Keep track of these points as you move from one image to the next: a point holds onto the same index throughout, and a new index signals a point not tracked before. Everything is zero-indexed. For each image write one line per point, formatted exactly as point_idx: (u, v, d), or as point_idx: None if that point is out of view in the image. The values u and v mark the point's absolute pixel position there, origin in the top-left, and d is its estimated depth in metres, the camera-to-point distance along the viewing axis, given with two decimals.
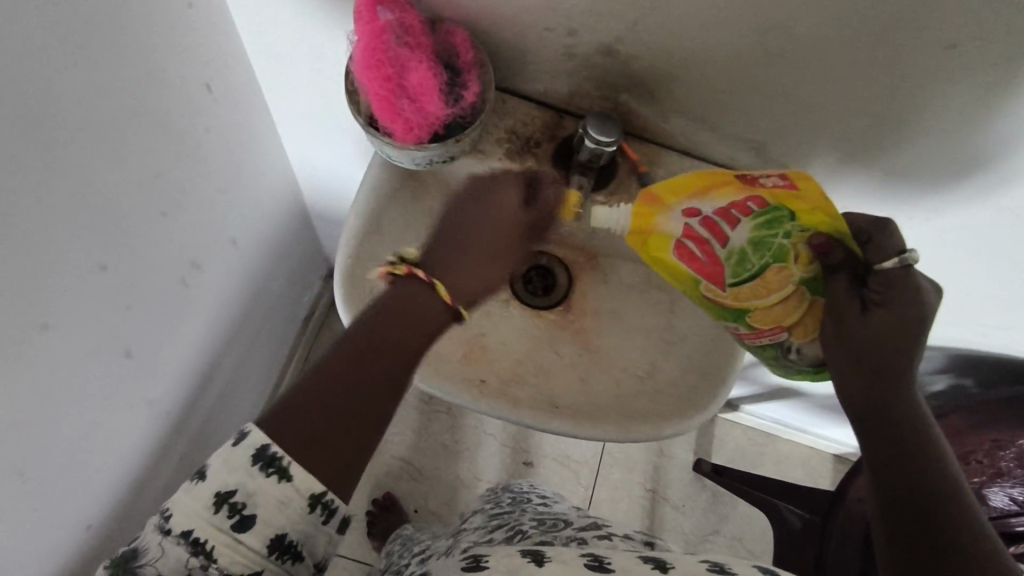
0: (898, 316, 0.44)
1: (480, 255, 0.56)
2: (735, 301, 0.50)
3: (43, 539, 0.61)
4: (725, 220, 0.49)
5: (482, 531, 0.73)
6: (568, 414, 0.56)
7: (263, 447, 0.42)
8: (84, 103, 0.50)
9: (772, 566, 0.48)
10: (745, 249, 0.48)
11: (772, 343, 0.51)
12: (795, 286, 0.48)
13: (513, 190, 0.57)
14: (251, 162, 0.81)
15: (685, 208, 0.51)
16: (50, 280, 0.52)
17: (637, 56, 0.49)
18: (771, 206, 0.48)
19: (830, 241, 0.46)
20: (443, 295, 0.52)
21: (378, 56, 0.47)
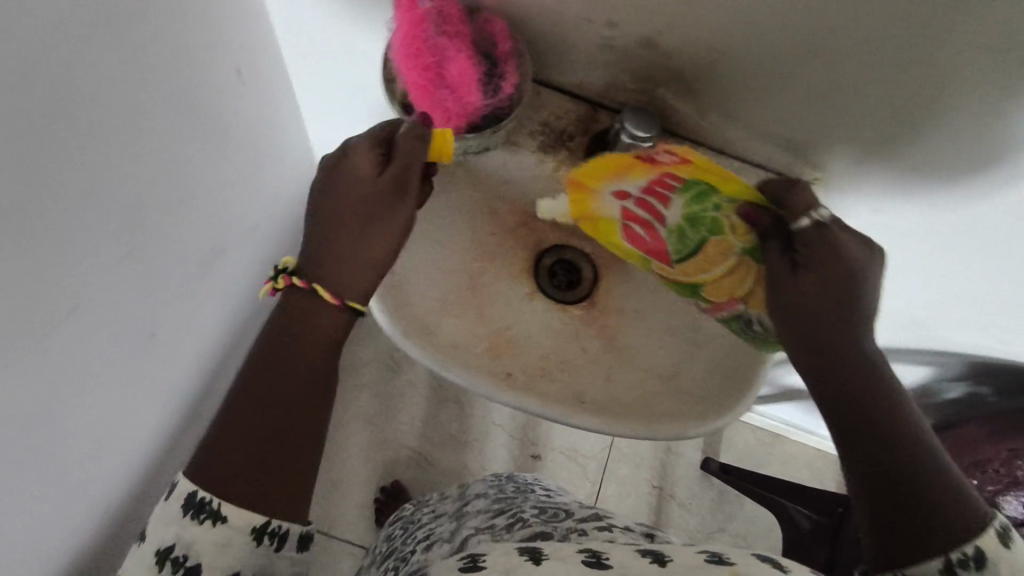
0: (825, 278, 0.47)
1: (357, 241, 0.52)
2: (685, 275, 0.52)
3: (66, 517, 0.62)
4: (654, 198, 0.50)
5: (484, 516, 0.73)
6: (593, 410, 0.56)
7: (189, 494, 0.47)
8: (116, 85, 0.50)
9: (774, 558, 0.45)
10: (683, 227, 0.50)
11: (734, 314, 0.53)
12: (739, 257, 0.50)
13: (363, 156, 0.51)
14: (272, 145, 0.80)
15: (614, 191, 0.51)
16: (80, 263, 0.52)
17: (677, 50, 0.49)
18: (689, 180, 0.49)
19: (757, 208, 0.48)
20: (326, 298, 0.51)
21: (418, 45, 0.47)
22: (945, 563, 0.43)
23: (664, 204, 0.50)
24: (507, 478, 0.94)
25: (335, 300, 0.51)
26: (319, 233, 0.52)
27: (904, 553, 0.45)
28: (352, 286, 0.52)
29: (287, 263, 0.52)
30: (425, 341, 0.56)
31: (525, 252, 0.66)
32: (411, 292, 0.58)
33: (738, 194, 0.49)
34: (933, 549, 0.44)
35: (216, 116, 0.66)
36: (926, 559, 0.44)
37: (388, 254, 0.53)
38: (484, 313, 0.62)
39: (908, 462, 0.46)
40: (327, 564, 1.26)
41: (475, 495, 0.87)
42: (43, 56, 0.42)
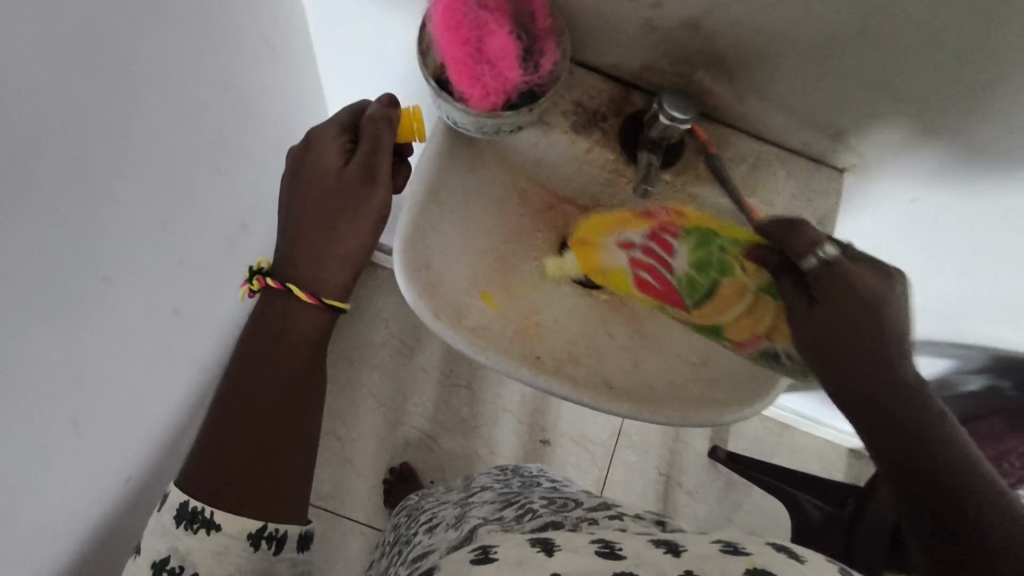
0: (843, 313, 0.46)
1: (327, 232, 0.55)
2: (704, 316, 0.53)
3: (90, 489, 0.62)
4: (660, 245, 0.51)
5: (491, 507, 0.72)
6: (625, 396, 0.56)
7: (183, 506, 0.52)
8: (146, 60, 0.49)
9: (784, 544, 0.45)
10: (692, 273, 0.50)
11: (762, 350, 0.52)
12: (754, 294, 0.49)
13: (329, 147, 0.54)
14: (292, 122, 0.79)
15: (621, 244, 0.55)
16: (110, 237, 0.51)
17: (722, 32, 0.47)
18: (689, 229, 0.49)
19: (763, 248, 0.47)
20: (300, 296, 0.54)
21: (459, 17, 0.45)
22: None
23: (671, 252, 0.50)
24: (512, 472, 0.94)
25: (309, 298, 0.54)
26: (292, 234, 0.55)
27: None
28: (326, 277, 0.55)
29: (260, 265, 0.55)
30: (455, 323, 0.55)
31: (553, 234, 0.65)
32: (440, 272, 0.57)
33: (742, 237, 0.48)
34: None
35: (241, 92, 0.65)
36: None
37: (360, 248, 0.55)
38: (510, 296, 0.61)
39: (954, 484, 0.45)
40: (335, 543, 1.27)
41: (478, 488, 0.87)
42: (80, 24, 0.41)
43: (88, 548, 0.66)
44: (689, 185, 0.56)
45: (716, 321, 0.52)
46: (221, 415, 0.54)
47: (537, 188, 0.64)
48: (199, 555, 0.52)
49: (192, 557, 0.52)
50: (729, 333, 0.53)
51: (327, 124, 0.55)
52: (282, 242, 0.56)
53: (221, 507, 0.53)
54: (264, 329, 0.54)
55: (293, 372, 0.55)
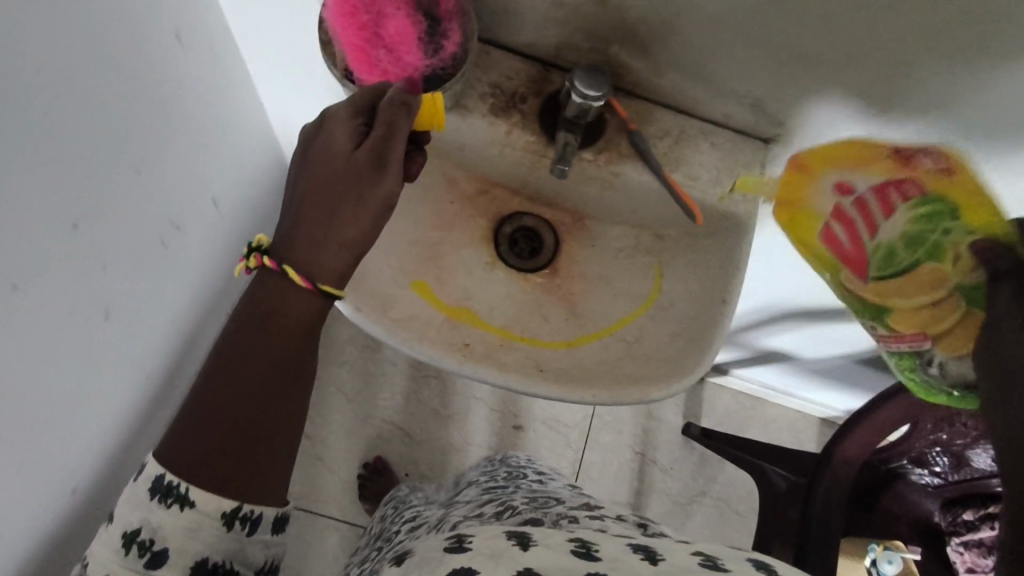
0: None
1: (334, 216, 0.50)
2: (878, 298, 0.44)
3: (29, 499, 0.61)
4: (878, 202, 0.44)
5: (472, 505, 0.72)
6: (553, 378, 0.54)
7: (159, 478, 0.49)
8: (39, 59, 0.48)
9: (763, 562, 0.46)
10: (897, 245, 0.43)
11: (911, 350, 0.45)
12: (950, 290, 0.42)
13: (341, 126, 0.49)
14: (222, 117, 0.78)
15: (834, 182, 0.47)
16: (17, 244, 0.50)
17: (625, 3, 0.47)
18: (929, 196, 0.42)
19: (996, 242, 0.41)
20: (295, 279, 0.49)
21: (354, 2, 0.45)
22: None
23: (886, 214, 0.44)
24: (500, 463, 0.94)
25: (303, 281, 0.49)
26: (295, 213, 0.51)
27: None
28: (325, 265, 0.50)
29: (258, 242, 0.50)
30: (379, 313, 0.54)
31: (486, 221, 0.64)
32: (366, 265, 0.57)
33: (978, 226, 0.42)
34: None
35: (155, 87, 0.63)
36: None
37: (361, 237, 0.50)
38: (443, 283, 0.60)
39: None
40: (312, 539, 1.26)
41: (467, 485, 0.86)
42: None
43: (35, 557, 0.65)
44: (613, 163, 0.56)
45: (886, 306, 0.44)
46: None
47: (468, 173, 0.63)
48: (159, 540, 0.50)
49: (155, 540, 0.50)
50: (889, 325, 0.44)
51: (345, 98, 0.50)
52: (283, 221, 0.52)
53: (196, 482, 0.49)
54: (253, 308, 0.50)
55: (281, 357, 0.51)
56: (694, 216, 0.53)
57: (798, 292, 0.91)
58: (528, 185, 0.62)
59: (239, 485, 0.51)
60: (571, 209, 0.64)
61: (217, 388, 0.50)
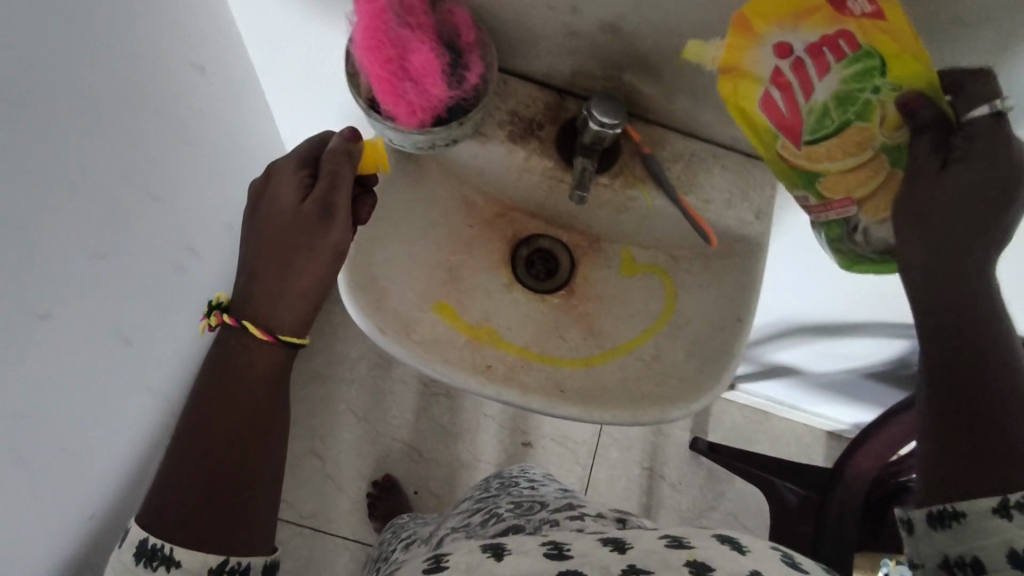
0: (977, 175, 0.38)
1: (285, 265, 0.51)
2: (809, 162, 0.43)
3: (52, 523, 0.62)
4: (814, 61, 0.41)
5: (464, 516, 0.73)
6: (575, 399, 0.56)
7: (141, 541, 0.46)
8: (72, 96, 0.50)
9: (728, 535, 0.47)
10: (830, 105, 0.41)
11: (838, 218, 0.44)
12: (876, 149, 0.41)
13: (287, 179, 0.52)
14: (240, 142, 0.80)
15: (772, 42, 0.42)
16: (46, 274, 0.52)
17: (641, 34, 0.48)
18: (863, 50, 0.39)
19: (923, 97, 0.38)
20: (256, 334, 0.50)
21: (379, 37, 0.46)
22: (998, 503, 0.39)
23: (821, 73, 0.41)
24: (495, 475, 0.94)
25: (263, 334, 0.50)
26: (250, 267, 0.52)
27: (960, 486, 0.40)
28: (280, 316, 0.51)
29: (218, 299, 0.51)
30: (405, 337, 0.55)
31: (503, 243, 0.66)
32: (389, 290, 0.57)
33: (909, 78, 0.39)
34: (992, 483, 0.39)
35: (176, 117, 0.65)
36: (978, 497, 0.40)
37: (317, 285, 0.52)
38: (463, 305, 0.61)
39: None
40: (321, 558, 1.26)
41: (464, 499, 0.87)
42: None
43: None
44: (628, 188, 0.57)
45: (816, 172, 0.43)
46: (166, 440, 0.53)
47: (485, 197, 0.65)
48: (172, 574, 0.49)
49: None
50: (819, 192, 0.43)
51: (289, 156, 0.54)
52: (239, 279, 0.52)
53: (181, 542, 0.47)
54: (219, 366, 0.50)
55: (255, 407, 0.50)
56: (710, 240, 0.54)
57: (807, 308, 0.92)
58: (545, 208, 0.63)
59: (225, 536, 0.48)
60: (584, 231, 0.65)
61: (199, 429, 0.49)
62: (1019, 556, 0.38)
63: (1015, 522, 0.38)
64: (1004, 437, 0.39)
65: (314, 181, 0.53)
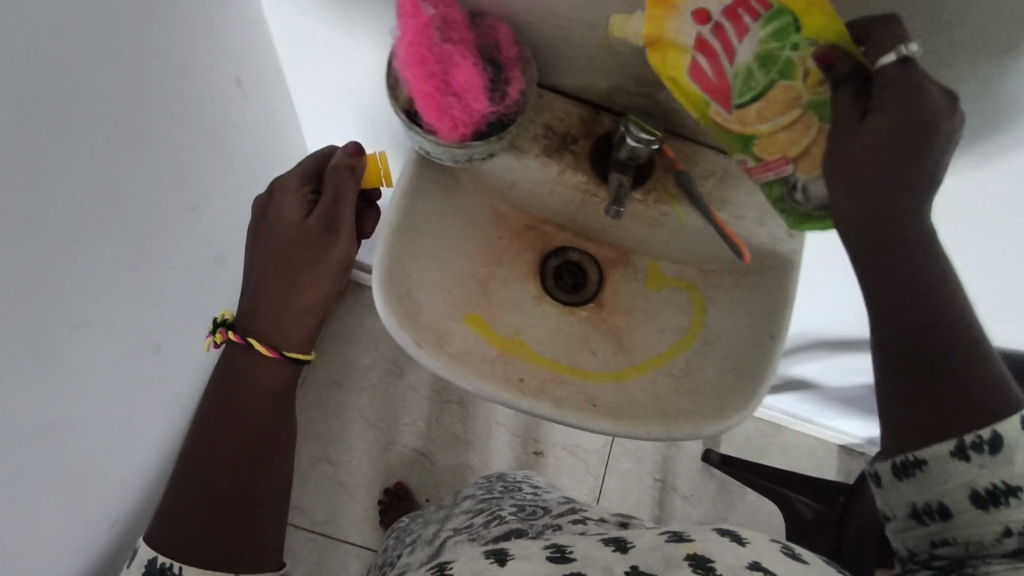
0: (890, 125, 0.37)
1: (291, 281, 0.53)
2: (742, 126, 0.43)
3: (77, 530, 0.62)
4: (732, 25, 0.41)
5: (466, 517, 0.73)
6: (607, 414, 0.56)
7: (149, 561, 0.48)
8: (117, 107, 0.51)
9: (729, 529, 0.45)
10: (753, 67, 0.41)
11: (778, 178, 0.45)
12: (803, 107, 0.41)
13: (290, 196, 0.54)
14: (270, 151, 0.80)
15: (692, 10, 0.42)
16: (85, 282, 0.52)
17: None
18: (775, 8, 0.40)
19: (837, 50, 0.39)
20: (262, 351, 0.52)
21: (423, 52, 0.46)
22: (955, 447, 0.40)
23: (740, 36, 0.41)
24: (497, 478, 0.94)
25: (269, 351, 0.52)
26: (254, 284, 0.54)
27: (920, 433, 0.41)
28: (286, 330, 0.53)
29: (224, 317, 0.53)
30: (439, 350, 0.55)
31: (532, 255, 0.66)
32: (421, 302, 0.57)
33: (824, 33, 0.39)
34: (947, 428, 0.40)
35: (213, 126, 0.65)
36: (936, 442, 0.40)
37: (321, 300, 0.54)
38: (494, 317, 0.62)
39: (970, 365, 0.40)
40: (332, 565, 1.26)
41: (463, 499, 0.86)
42: (29, 59, 0.41)
43: None
44: (662, 204, 0.57)
45: (749, 135, 0.43)
46: (185, 451, 0.52)
47: (513, 209, 0.65)
48: None
49: None
50: (755, 154, 0.44)
51: (292, 170, 0.55)
52: (244, 295, 0.54)
53: (190, 562, 0.48)
54: (224, 384, 0.52)
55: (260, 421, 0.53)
56: (741, 254, 0.53)
57: (827, 322, 0.92)
58: (575, 221, 0.63)
59: (232, 553, 0.49)
60: (613, 244, 0.65)
61: (208, 445, 0.51)
62: (980, 496, 0.40)
63: (973, 463, 0.39)
64: (959, 380, 0.40)
65: (316, 196, 0.55)
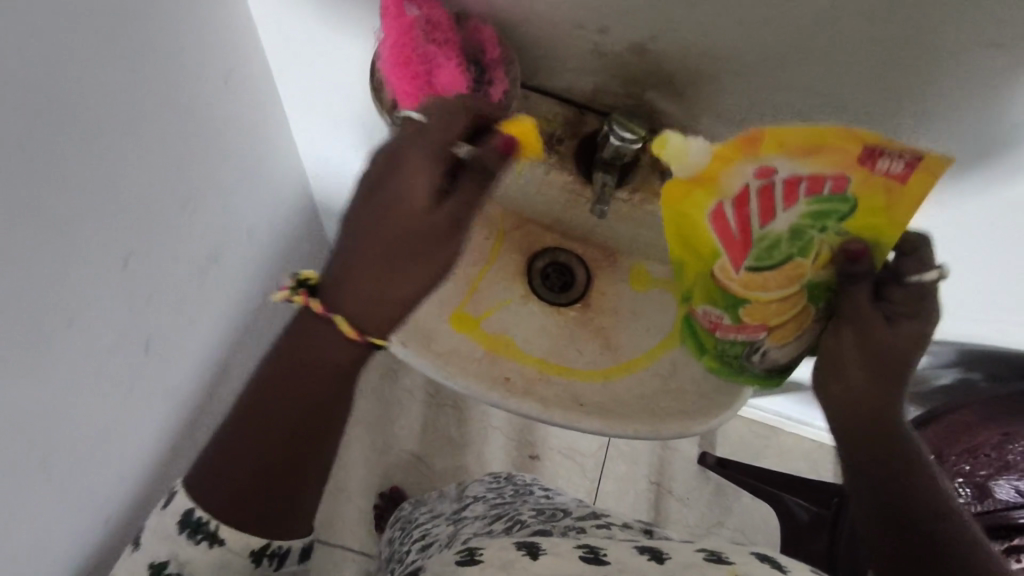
0: (914, 330, 0.44)
1: (399, 269, 0.45)
2: (744, 288, 0.47)
3: (67, 532, 0.62)
4: (787, 191, 0.43)
5: (483, 522, 0.70)
6: (594, 412, 0.56)
7: (187, 514, 0.49)
8: (105, 108, 0.51)
9: (767, 556, 0.47)
10: (781, 238, 0.44)
11: (747, 340, 0.50)
12: (805, 285, 0.46)
13: (424, 158, 0.44)
14: (260, 153, 0.80)
15: (756, 166, 0.43)
16: (75, 281, 0.52)
17: (667, 54, 0.49)
18: (845, 196, 0.42)
19: (866, 251, 0.43)
20: (345, 331, 0.46)
21: (407, 53, 0.48)
22: None
23: (787, 206, 0.43)
24: (507, 479, 0.92)
25: (354, 334, 0.46)
26: (361, 252, 0.45)
27: None
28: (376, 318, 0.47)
29: (310, 280, 0.47)
30: (425, 350, 0.56)
31: (519, 256, 0.66)
32: None
33: (861, 230, 0.43)
34: None
35: (203, 128, 0.66)
36: None
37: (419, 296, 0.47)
38: (483, 315, 0.62)
39: (953, 535, 0.42)
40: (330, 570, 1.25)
41: (471, 498, 0.85)
42: (21, 59, 0.42)
43: None
44: (648, 204, 0.57)
45: (742, 297, 0.48)
46: None
47: (502, 210, 0.65)
48: (200, 564, 0.49)
49: (192, 565, 0.49)
50: (739, 315, 0.49)
51: (435, 119, 0.45)
52: (341, 250, 0.46)
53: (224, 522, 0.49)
54: None
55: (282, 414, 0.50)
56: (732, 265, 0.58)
57: None
58: (565, 221, 0.63)
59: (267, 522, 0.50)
60: (601, 245, 0.65)
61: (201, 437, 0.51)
62: None
63: None
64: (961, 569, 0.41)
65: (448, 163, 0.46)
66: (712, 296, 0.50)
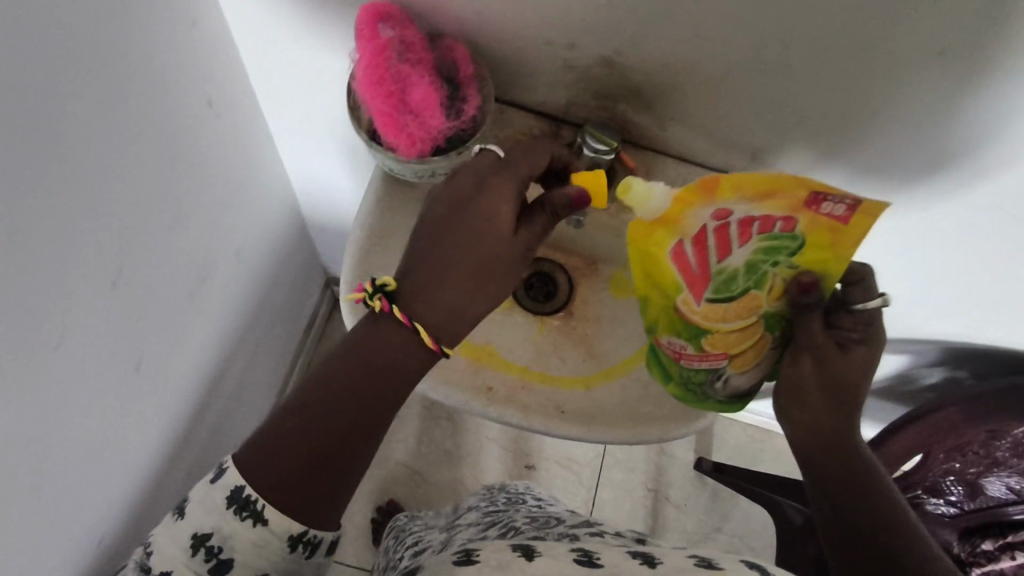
0: (862, 357, 0.48)
1: (473, 286, 0.50)
2: (705, 319, 0.49)
3: (60, 551, 0.62)
4: (742, 229, 0.45)
5: (476, 529, 0.71)
6: (574, 420, 0.57)
7: (236, 490, 0.49)
8: (91, 132, 0.52)
9: (757, 564, 0.47)
10: (737, 271, 0.47)
11: (709, 367, 0.51)
12: (761, 317, 0.48)
13: (507, 189, 0.49)
14: (247, 172, 0.82)
15: (712, 207, 0.45)
16: (63, 301, 0.53)
17: (636, 68, 0.51)
18: (793, 234, 0.44)
19: (815, 284, 0.46)
20: (427, 341, 0.49)
21: (380, 73, 0.49)
22: None
23: (741, 243, 0.46)
24: (499, 489, 0.92)
25: (433, 344, 0.49)
26: (444, 265, 0.49)
27: None
28: (450, 331, 0.50)
29: (387, 284, 0.49)
30: None
31: None
32: None
33: (812, 263, 0.45)
34: None
35: (188, 148, 0.67)
36: None
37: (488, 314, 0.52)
38: None
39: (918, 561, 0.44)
40: None
41: (465, 510, 0.86)
42: (5, 86, 0.43)
43: None
44: (624, 213, 0.59)
45: (704, 328, 0.49)
46: None
47: None
48: (240, 542, 0.49)
49: (234, 540, 0.49)
50: (701, 345, 0.50)
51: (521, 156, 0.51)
52: (416, 265, 0.50)
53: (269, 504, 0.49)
54: None
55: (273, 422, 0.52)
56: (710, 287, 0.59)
57: None
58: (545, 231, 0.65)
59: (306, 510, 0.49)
60: (582, 254, 0.66)
61: None
62: None
63: None
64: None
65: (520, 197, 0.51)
66: (676, 327, 0.51)
